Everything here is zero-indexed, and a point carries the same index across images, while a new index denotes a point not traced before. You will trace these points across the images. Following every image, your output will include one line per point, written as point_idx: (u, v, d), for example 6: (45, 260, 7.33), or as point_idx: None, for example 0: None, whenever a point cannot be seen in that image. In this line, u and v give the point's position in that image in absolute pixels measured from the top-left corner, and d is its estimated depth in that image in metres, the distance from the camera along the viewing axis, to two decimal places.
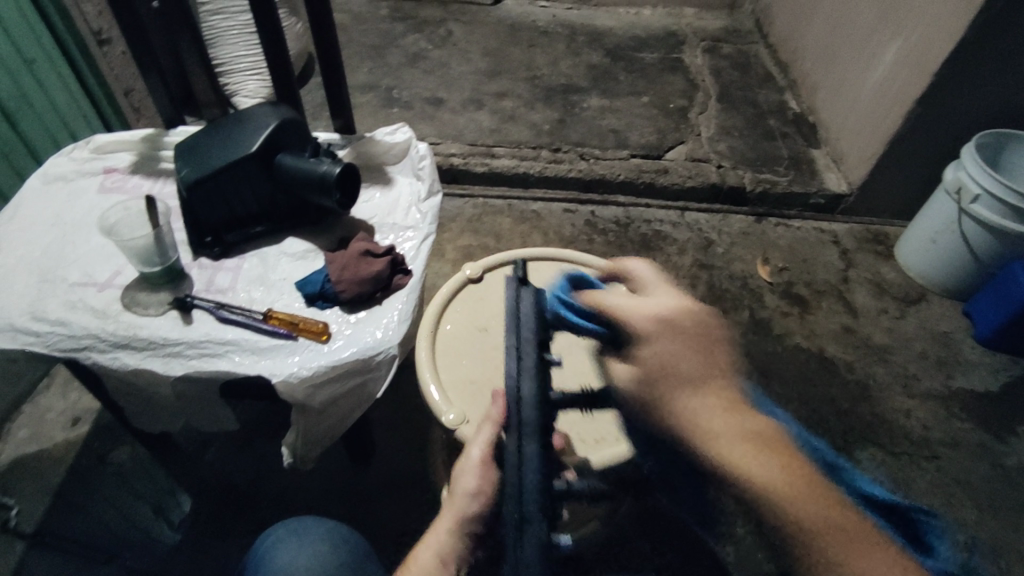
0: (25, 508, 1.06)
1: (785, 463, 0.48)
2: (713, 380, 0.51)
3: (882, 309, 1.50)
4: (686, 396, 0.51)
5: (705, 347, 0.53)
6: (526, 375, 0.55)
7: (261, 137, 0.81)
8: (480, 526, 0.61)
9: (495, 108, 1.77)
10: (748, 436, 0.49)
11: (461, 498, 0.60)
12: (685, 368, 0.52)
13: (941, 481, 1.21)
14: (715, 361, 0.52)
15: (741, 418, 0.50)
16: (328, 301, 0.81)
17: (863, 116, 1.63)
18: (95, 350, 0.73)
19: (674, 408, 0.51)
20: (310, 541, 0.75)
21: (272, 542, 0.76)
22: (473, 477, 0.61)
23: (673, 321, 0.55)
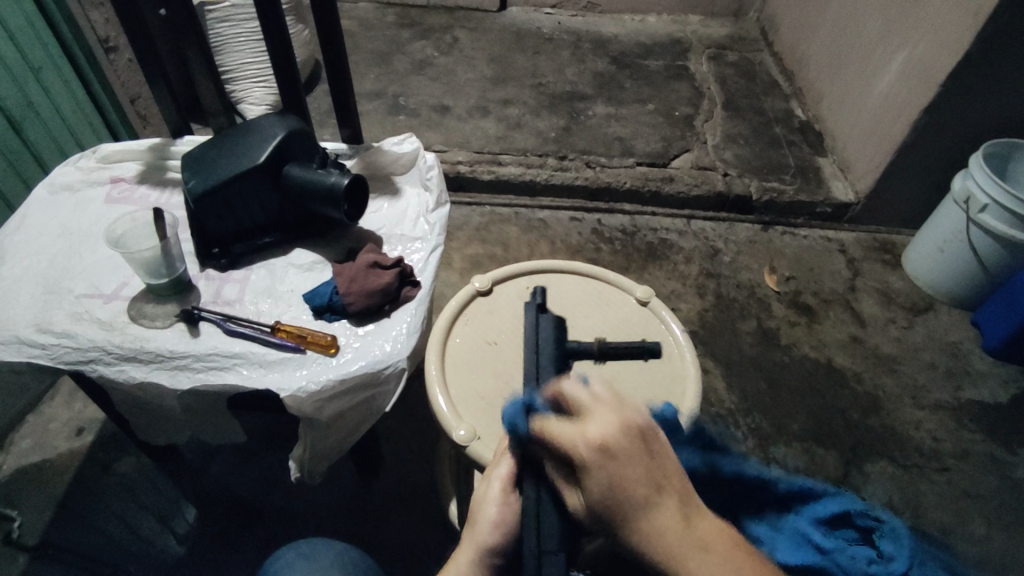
0: (29, 520, 1.06)
1: (755, 565, 0.45)
2: (659, 487, 0.44)
3: (891, 319, 1.49)
4: (649, 523, 0.43)
5: (653, 456, 0.45)
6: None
7: (270, 148, 0.80)
8: (504, 552, 0.60)
9: (500, 115, 1.77)
10: (719, 549, 0.44)
11: (480, 530, 0.60)
12: (642, 495, 0.43)
13: (952, 494, 1.20)
14: (667, 474, 0.45)
15: (704, 527, 0.44)
16: (336, 313, 0.80)
17: (870, 124, 1.62)
18: (101, 363, 0.72)
19: (640, 541, 0.43)
20: (320, 564, 0.74)
21: (282, 564, 0.75)
22: (494, 506, 0.60)
23: (618, 441, 0.44)
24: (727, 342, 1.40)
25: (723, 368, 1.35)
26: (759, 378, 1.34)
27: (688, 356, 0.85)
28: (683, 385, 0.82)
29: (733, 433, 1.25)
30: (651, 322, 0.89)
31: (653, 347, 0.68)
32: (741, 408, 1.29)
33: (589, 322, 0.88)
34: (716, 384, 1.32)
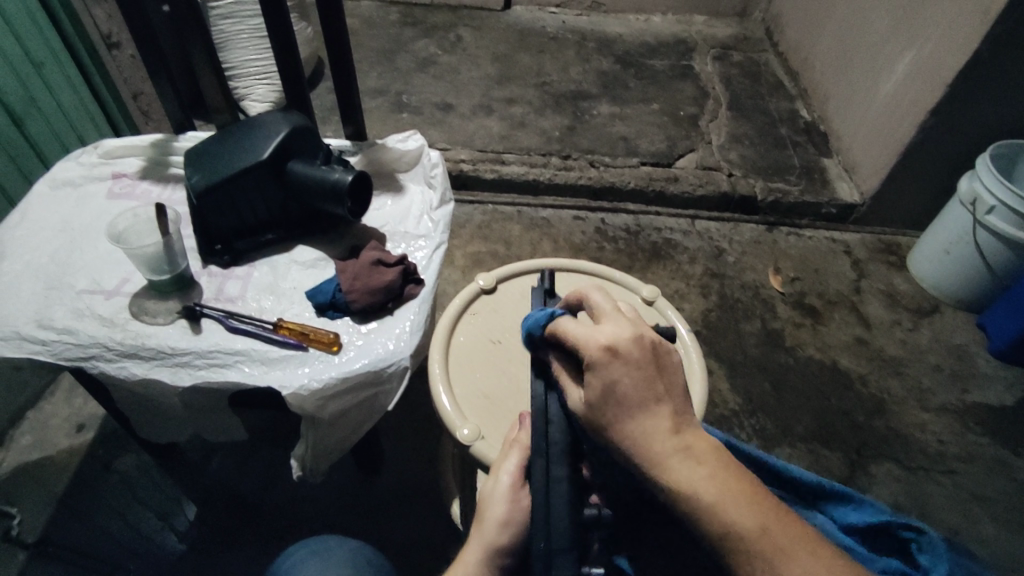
0: (28, 517, 1.05)
1: (751, 489, 0.44)
2: (661, 396, 0.46)
3: (896, 321, 1.48)
4: (638, 417, 0.45)
5: (660, 369, 0.47)
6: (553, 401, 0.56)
7: (273, 144, 0.79)
8: (511, 552, 0.60)
9: (504, 114, 1.76)
10: (709, 462, 0.44)
11: (489, 527, 0.60)
12: (635, 393, 0.46)
13: (958, 497, 1.19)
14: (671, 385, 0.47)
15: (697, 442, 0.45)
16: (339, 310, 0.79)
17: (876, 125, 1.61)
18: (102, 359, 0.72)
19: (626, 435, 0.45)
20: (331, 562, 0.73)
21: (293, 562, 0.74)
22: (502, 504, 0.60)
23: (623, 345, 0.48)
24: (731, 343, 1.39)
25: (727, 368, 1.34)
26: (763, 379, 1.33)
27: (694, 356, 0.84)
28: (689, 385, 0.81)
29: (737, 434, 1.24)
30: (657, 322, 0.88)
31: (670, 331, 0.58)
32: (745, 409, 1.28)
33: None
34: (720, 384, 1.31)
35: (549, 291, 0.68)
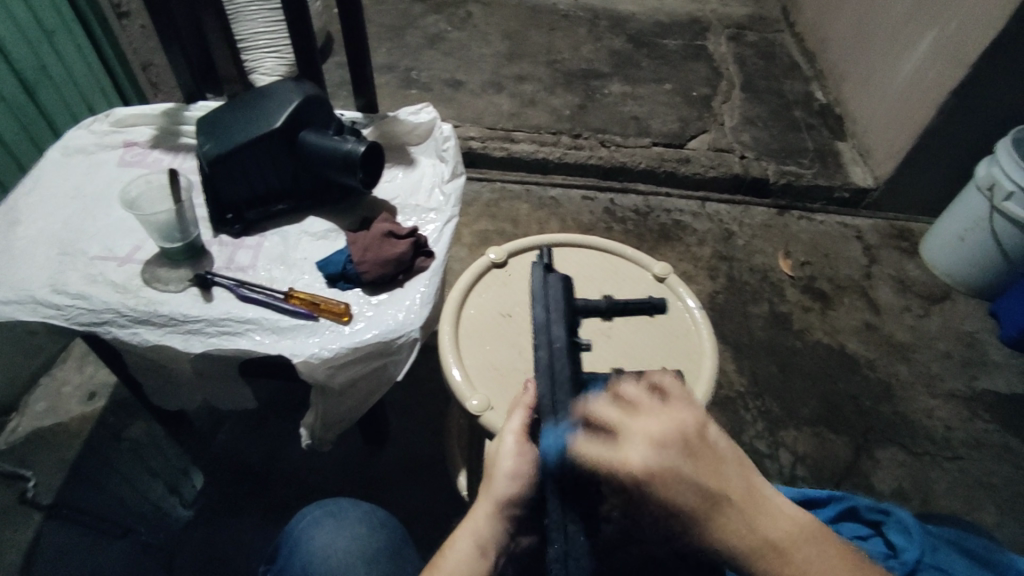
0: (42, 480, 1.07)
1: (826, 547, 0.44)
2: (723, 482, 0.43)
3: (906, 307, 1.47)
4: (711, 520, 0.42)
5: (701, 458, 0.43)
6: (558, 360, 0.55)
7: (286, 112, 0.79)
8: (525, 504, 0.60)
9: (515, 92, 1.74)
10: (793, 533, 0.44)
11: (498, 483, 0.59)
12: (701, 499, 0.42)
13: (962, 481, 1.19)
14: (720, 465, 0.43)
15: (771, 516, 0.44)
16: (350, 282, 0.79)
17: (894, 109, 1.59)
18: (116, 324, 0.72)
19: (708, 537, 0.43)
20: (348, 523, 0.74)
21: (308, 521, 0.75)
22: (509, 458, 0.59)
23: (661, 455, 0.42)
24: (739, 325, 1.39)
25: (733, 351, 1.34)
26: (770, 362, 1.33)
27: (705, 333, 0.84)
28: (699, 363, 0.81)
29: (742, 416, 1.24)
30: (669, 299, 0.88)
31: (661, 302, 0.59)
32: (751, 391, 1.28)
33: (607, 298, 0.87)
34: (727, 366, 1.31)
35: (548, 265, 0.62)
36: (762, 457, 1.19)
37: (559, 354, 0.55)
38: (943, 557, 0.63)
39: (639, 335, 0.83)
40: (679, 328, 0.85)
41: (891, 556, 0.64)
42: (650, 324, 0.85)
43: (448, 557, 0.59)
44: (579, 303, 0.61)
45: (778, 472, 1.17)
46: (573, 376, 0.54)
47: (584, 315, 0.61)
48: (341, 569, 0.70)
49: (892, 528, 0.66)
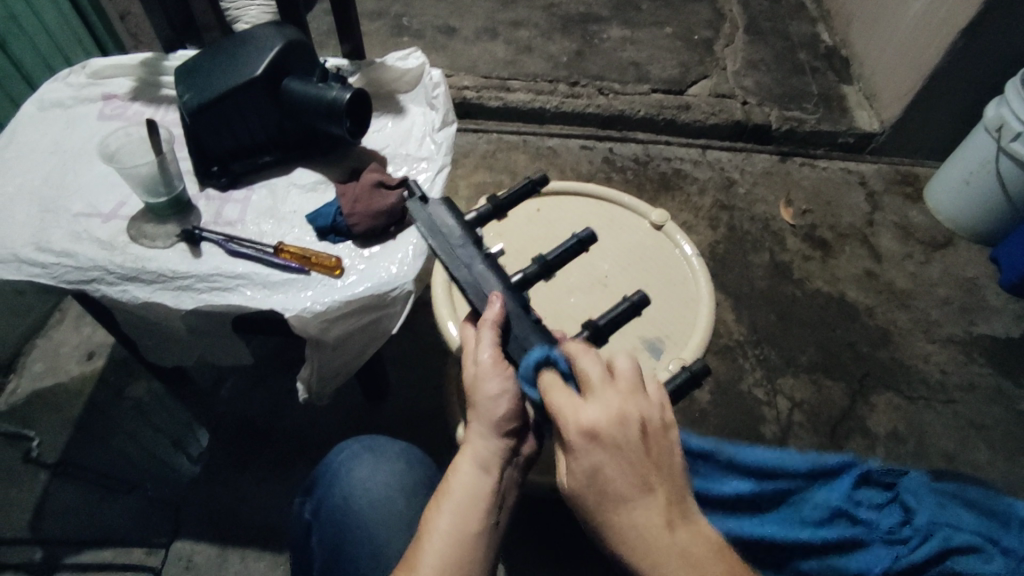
0: (47, 439, 1.08)
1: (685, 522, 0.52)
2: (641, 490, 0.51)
3: (907, 254, 1.46)
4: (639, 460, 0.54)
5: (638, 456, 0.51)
6: (486, 276, 0.64)
7: (267, 59, 0.76)
8: (517, 419, 0.60)
9: (509, 38, 1.68)
10: None
11: (483, 406, 0.59)
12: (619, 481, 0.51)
13: (958, 424, 1.20)
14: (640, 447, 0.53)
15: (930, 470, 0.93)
16: (341, 235, 0.78)
17: (902, 50, 1.53)
18: (104, 282, 0.71)
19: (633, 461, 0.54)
20: (386, 457, 0.77)
21: (348, 454, 0.78)
22: (493, 380, 0.59)
23: (605, 430, 0.51)
24: (739, 275, 1.38)
25: (733, 301, 1.33)
26: (769, 311, 1.33)
27: (703, 280, 0.83)
28: (696, 309, 0.80)
29: (740, 364, 1.24)
30: (666, 246, 0.86)
31: (543, 179, 0.68)
32: (750, 340, 1.28)
33: (602, 247, 0.85)
34: (727, 316, 1.31)
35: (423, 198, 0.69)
36: (760, 405, 1.20)
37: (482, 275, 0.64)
38: (956, 514, 0.76)
39: (634, 283, 0.82)
40: (676, 277, 0.83)
41: (908, 520, 0.78)
42: (646, 272, 0.84)
43: (452, 482, 0.59)
44: (469, 216, 0.68)
45: (776, 419, 1.18)
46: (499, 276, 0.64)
47: (477, 225, 0.68)
48: (380, 500, 0.73)
49: (908, 491, 0.80)
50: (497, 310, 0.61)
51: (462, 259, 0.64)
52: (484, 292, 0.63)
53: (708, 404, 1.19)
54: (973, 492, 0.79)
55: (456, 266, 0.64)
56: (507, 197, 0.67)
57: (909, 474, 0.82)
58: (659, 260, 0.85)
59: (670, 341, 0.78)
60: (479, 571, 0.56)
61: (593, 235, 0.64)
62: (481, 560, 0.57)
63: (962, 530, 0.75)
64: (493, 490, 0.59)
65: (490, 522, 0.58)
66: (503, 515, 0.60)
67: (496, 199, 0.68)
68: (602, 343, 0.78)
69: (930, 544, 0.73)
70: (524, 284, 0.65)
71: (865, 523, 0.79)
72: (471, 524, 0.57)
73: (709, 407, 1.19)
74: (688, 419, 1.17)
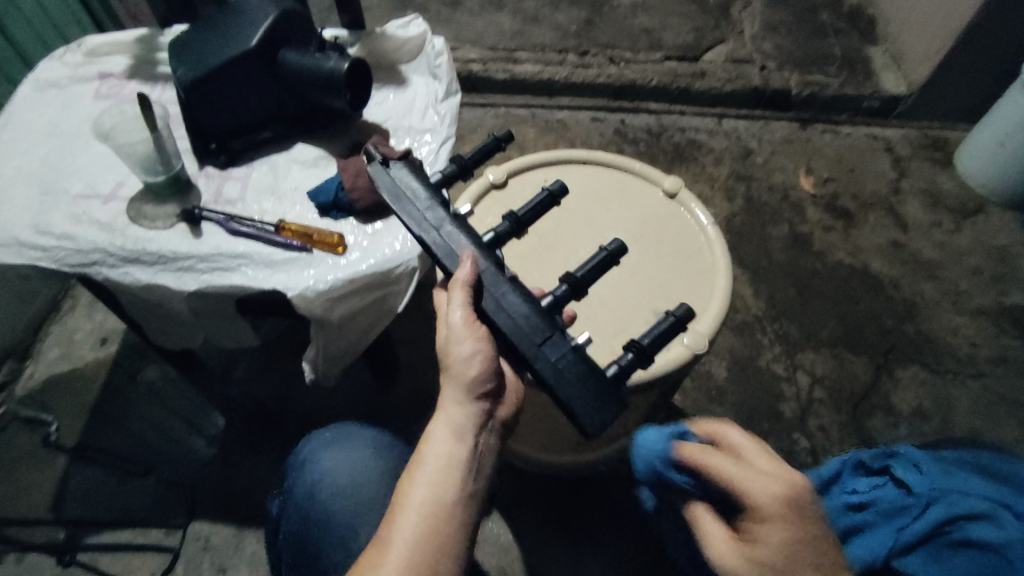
0: (65, 422, 1.10)
1: None
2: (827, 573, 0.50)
3: (935, 222, 1.40)
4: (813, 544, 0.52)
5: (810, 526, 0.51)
6: (454, 237, 0.63)
7: (261, 31, 0.73)
8: (493, 381, 0.59)
9: (516, 8, 1.63)
10: None
11: (455, 367, 0.58)
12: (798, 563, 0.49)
13: (988, 400, 1.16)
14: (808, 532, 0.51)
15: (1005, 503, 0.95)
16: (342, 211, 0.75)
17: (931, 5, 1.44)
18: (105, 265, 0.70)
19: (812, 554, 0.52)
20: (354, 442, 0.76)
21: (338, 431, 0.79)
22: (465, 340, 0.58)
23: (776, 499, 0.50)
24: (756, 247, 1.33)
25: (751, 275, 1.29)
26: (789, 285, 1.28)
27: (719, 250, 0.79)
28: (713, 281, 0.77)
29: (759, 340, 1.21)
30: (681, 215, 0.82)
31: (508, 135, 0.67)
32: (768, 314, 1.24)
33: (613, 217, 0.82)
34: (744, 291, 1.27)
35: (383, 161, 0.68)
36: (779, 381, 1.17)
37: (455, 236, 0.63)
38: (957, 480, 0.65)
39: (647, 254, 0.79)
40: (691, 247, 0.80)
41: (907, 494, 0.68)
42: (660, 243, 0.80)
43: (426, 451, 0.57)
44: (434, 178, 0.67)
45: (796, 396, 1.15)
46: (467, 234, 0.63)
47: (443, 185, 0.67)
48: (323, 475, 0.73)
49: (900, 464, 0.71)
50: (467, 268, 0.60)
51: (430, 222, 0.63)
52: (455, 252, 0.62)
53: (725, 381, 1.16)
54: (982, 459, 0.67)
55: (424, 229, 0.63)
56: (473, 156, 0.66)
57: (905, 449, 0.72)
58: (672, 231, 0.81)
59: None
60: (456, 542, 0.54)
61: (562, 187, 0.64)
62: (460, 530, 0.54)
63: (967, 498, 0.62)
64: (469, 456, 0.57)
65: (472, 491, 0.56)
66: (485, 484, 0.58)
67: (461, 159, 0.67)
68: (612, 315, 0.75)
69: (928, 517, 0.64)
70: (495, 243, 0.64)
71: (869, 507, 0.71)
72: (448, 491, 0.55)
73: (726, 384, 1.16)
74: (705, 397, 1.14)
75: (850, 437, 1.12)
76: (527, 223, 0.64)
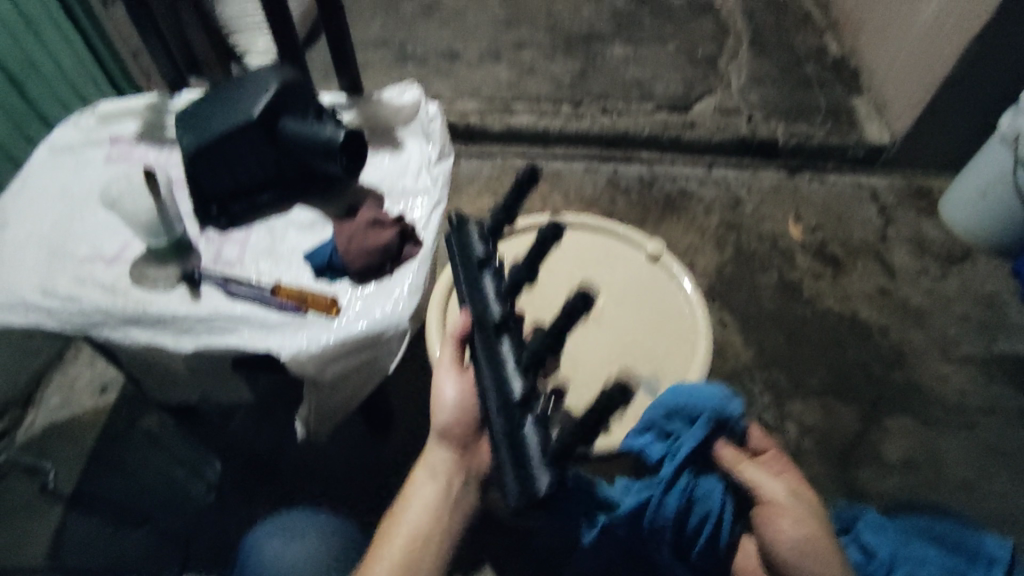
0: (61, 472, 1.11)
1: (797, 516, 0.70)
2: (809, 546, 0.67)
3: (922, 270, 1.42)
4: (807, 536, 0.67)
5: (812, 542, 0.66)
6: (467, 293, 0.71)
7: (262, 102, 0.77)
8: (459, 429, 0.74)
9: (513, 60, 1.69)
10: None
11: (438, 417, 0.74)
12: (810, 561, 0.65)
13: (978, 450, 1.17)
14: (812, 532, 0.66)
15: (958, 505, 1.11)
16: (337, 272, 0.78)
17: (912, 59, 1.50)
18: (108, 326, 0.73)
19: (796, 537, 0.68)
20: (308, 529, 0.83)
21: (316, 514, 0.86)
22: (450, 392, 0.73)
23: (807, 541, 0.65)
24: (746, 295, 1.36)
25: (741, 322, 1.31)
26: (779, 333, 1.30)
27: (699, 313, 0.82)
28: (694, 344, 0.80)
29: (749, 389, 1.22)
30: (662, 278, 0.86)
31: (525, 175, 0.67)
32: (759, 363, 1.26)
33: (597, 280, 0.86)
34: (735, 339, 1.29)
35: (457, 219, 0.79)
36: (769, 431, 1.18)
37: (481, 283, 0.72)
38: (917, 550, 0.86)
39: (629, 316, 0.83)
40: (671, 309, 0.83)
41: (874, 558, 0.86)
42: (642, 306, 0.84)
43: (411, 489, 0.72)
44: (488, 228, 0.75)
45: (786, 446, 1.16)
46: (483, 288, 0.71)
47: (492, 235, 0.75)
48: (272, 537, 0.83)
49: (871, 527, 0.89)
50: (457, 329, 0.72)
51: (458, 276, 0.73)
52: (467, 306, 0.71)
53: None
54: (937, 526, 0.90)
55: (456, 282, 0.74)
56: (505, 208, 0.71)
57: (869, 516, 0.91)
58: (654, 293, 0.85)
59: (665, 380, 0.78)
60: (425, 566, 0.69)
61: (545, 234, 0.62)
62: (428, 556, 0.69)
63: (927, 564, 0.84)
64: (443, 494, 0.71)
65: (441, 520, 0.71)
66: (457, 521, 0.72)
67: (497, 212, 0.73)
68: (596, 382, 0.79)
69: None
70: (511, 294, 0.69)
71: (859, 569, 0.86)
72: (422, 523, 0.70)
73: None
74: None
75: (840, 488, 1.12)
76: (526, 273, 0.66)
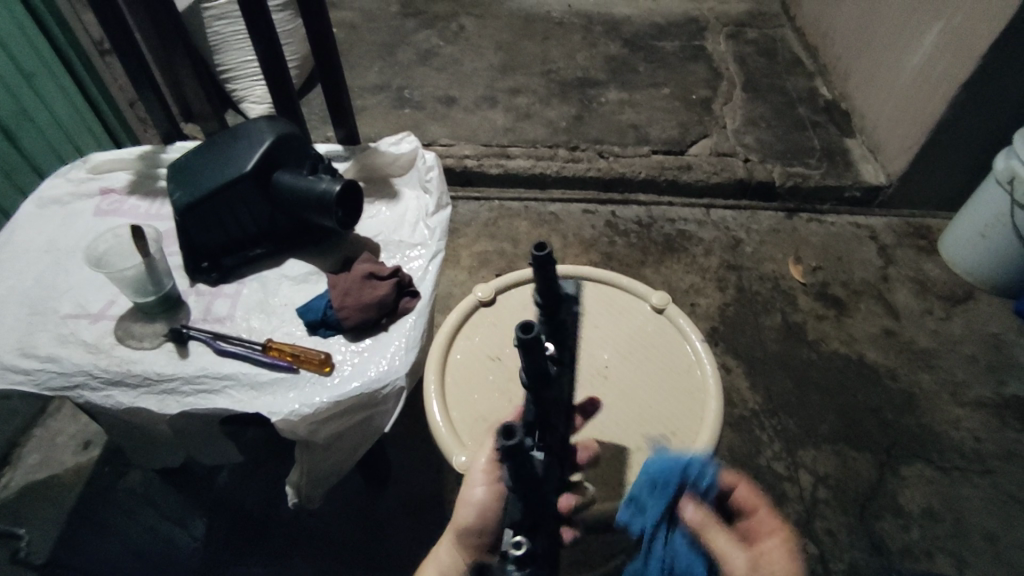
0: (37, 536, 1.05)
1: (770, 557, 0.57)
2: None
3: (926, 310, 1.41)
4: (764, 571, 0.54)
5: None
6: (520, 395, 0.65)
7: (256, 154, 0.75)
8: (479, 536, 0.63)
9: (509, 105, 1.70)
10: None
11: (459, 515, 0.64)
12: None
13: (999, 500, 1.12)
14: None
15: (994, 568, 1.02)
16: (331, 328, 0.76)
17: (903, 102, 1.52)
18: (87, 388, 0.69)
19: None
20: None
21: None
22: (477, 490, 0.63)
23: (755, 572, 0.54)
24: (750, 338, 1.33)
25: (746, 366, 1.28)
26: (785, 377, 1.27)
27: (707, 366, 0.81)
28: (702, 400, 0.78)
29: (758, 436, 1.18)
30: (667, 330, 0.85)
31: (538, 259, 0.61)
32: (766, 409, 1.22)
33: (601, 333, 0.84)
34: (740, 383, 1.26)
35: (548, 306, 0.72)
36: (781, 481, 1.13)
37: None
38: None
39: (636, 371, 0.80)
40: (678, 363, 0.81)
41: None
42: (649, 360, 0.82)
43: None
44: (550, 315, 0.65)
45: (799, 496, 1.12)
46: None
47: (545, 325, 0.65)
48: None
49: None
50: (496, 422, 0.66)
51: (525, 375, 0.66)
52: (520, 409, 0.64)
53: None
54: None
55: None
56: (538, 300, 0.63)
57: None
58: (660, 346, 0.83)
59: (677, 439, 0.75)
60: None
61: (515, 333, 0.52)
62: None
63: None
64: None
65: None
66: None
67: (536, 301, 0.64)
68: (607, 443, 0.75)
69: None
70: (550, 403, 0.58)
71: None
72: None
73: None
74: None
75: (858, 542, 1.07)
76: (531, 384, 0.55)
